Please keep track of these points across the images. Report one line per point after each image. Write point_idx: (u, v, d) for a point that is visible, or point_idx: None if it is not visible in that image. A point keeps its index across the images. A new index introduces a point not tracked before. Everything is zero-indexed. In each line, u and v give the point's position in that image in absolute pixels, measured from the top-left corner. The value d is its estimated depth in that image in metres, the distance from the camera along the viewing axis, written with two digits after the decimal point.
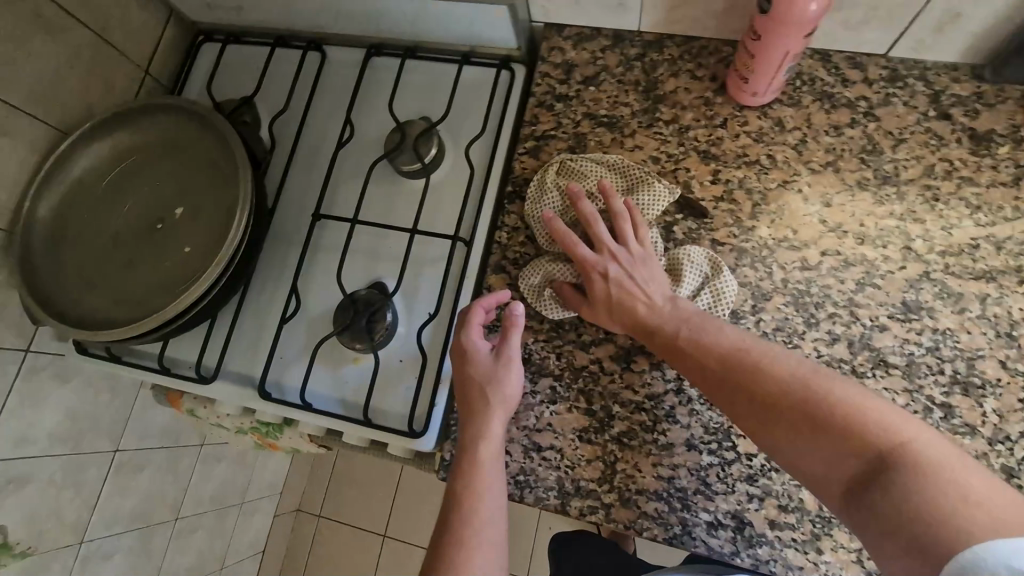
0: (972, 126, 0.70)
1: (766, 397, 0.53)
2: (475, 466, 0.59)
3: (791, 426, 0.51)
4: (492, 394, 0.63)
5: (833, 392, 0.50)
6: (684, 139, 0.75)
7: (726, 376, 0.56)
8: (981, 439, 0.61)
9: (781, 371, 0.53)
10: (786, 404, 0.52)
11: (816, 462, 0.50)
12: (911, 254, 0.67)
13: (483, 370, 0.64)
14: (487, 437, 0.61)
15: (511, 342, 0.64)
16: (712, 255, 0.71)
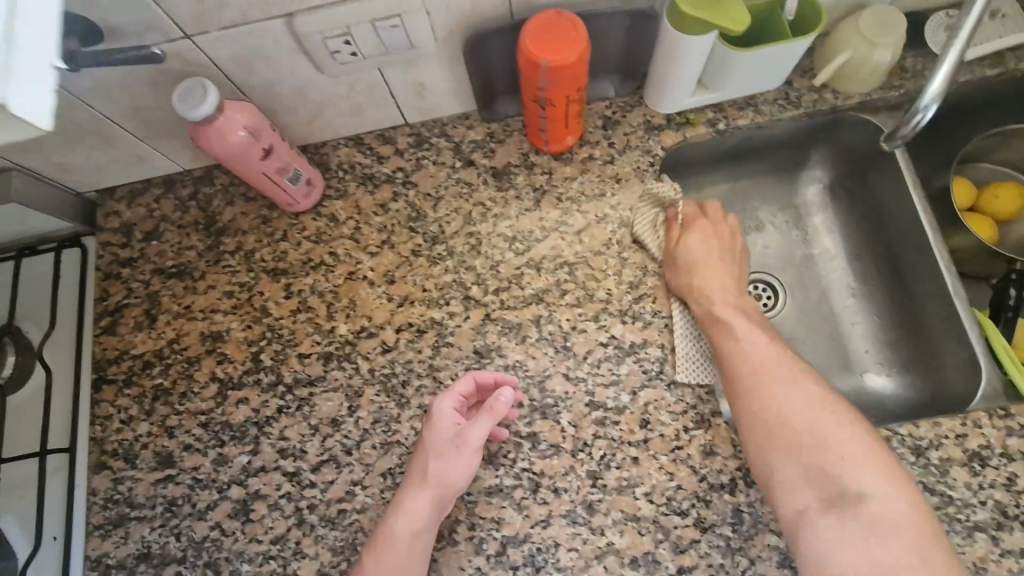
0: (492, 165, 0.76)
1: (780, 426, 0.59)
2: (413, 534, 0.60)
3: (796, 457, 0.58)
4: (433, 466, 0.62)
5: (808, 415, 0.59)
6: (251, 264, 0.75)
7: (756, 422, 0.60)
8: (564, 455, 0.65)
9: (802, 389, 0.61)
10: (793, 432, 0.58)
11: (793, 472, 0.57)
12: (470, 302, 0.71)
13: (440, 442, 0.63)
14: (405, 511, 0.61)
15: (478, 428, 0.61)
16: (301, 370, 0.71)
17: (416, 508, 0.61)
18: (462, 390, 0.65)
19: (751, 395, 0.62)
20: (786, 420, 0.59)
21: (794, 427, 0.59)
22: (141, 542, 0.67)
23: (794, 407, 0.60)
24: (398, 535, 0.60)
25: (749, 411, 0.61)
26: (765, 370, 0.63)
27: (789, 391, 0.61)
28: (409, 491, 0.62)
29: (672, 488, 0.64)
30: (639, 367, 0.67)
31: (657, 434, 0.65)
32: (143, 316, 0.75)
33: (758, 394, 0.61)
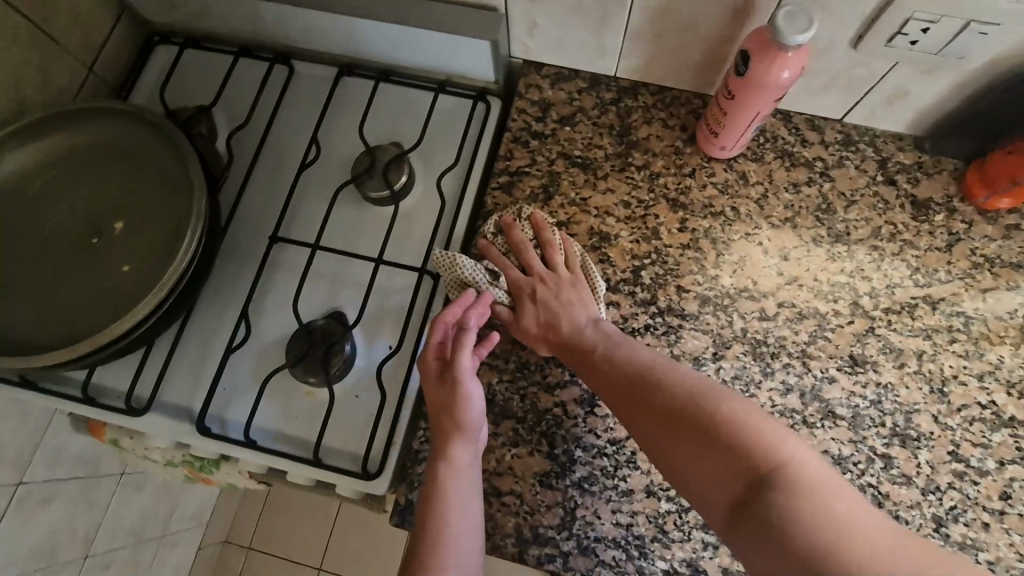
0: (915, 193, 0.76)
1: (712, 423, 0.53)
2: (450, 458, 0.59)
3: (727, 464, 0.50)
4: (446, 422, 0.61)
5: (679, 399, 0.56)
6: (653, 185, 0.77)
7: (660, 421, 0.56)
8: (915, 489, 0.65)
9: (700, 408, 0.54)
10: (716, 446, 0.52)
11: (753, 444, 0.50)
12: (858, 309, 0.71)
13: (432, 378, 0.63)
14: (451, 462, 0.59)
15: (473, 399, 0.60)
16: (677, 301, 0.72)
17: (464, 462, 0.59)
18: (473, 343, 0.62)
19: (682, 417, 0.55)
20: (767, 433, 0.51)
21: (728, 423, 0.52)
22: (486, 387, 0.69)
23: (685, 422, 0.54)
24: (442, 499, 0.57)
25: (689, 393, 0.56)
26: (687, 376, 0.58)
27: (706, 385, 0.57)
28: (470, 413, 0.60)
29: (1018, 570, 0.62)
30: (1013, 442, 0.66)
31: (1015, 513, 0.64)
32: (540, 190, 0.77)
33: (656, 389, 0.58)
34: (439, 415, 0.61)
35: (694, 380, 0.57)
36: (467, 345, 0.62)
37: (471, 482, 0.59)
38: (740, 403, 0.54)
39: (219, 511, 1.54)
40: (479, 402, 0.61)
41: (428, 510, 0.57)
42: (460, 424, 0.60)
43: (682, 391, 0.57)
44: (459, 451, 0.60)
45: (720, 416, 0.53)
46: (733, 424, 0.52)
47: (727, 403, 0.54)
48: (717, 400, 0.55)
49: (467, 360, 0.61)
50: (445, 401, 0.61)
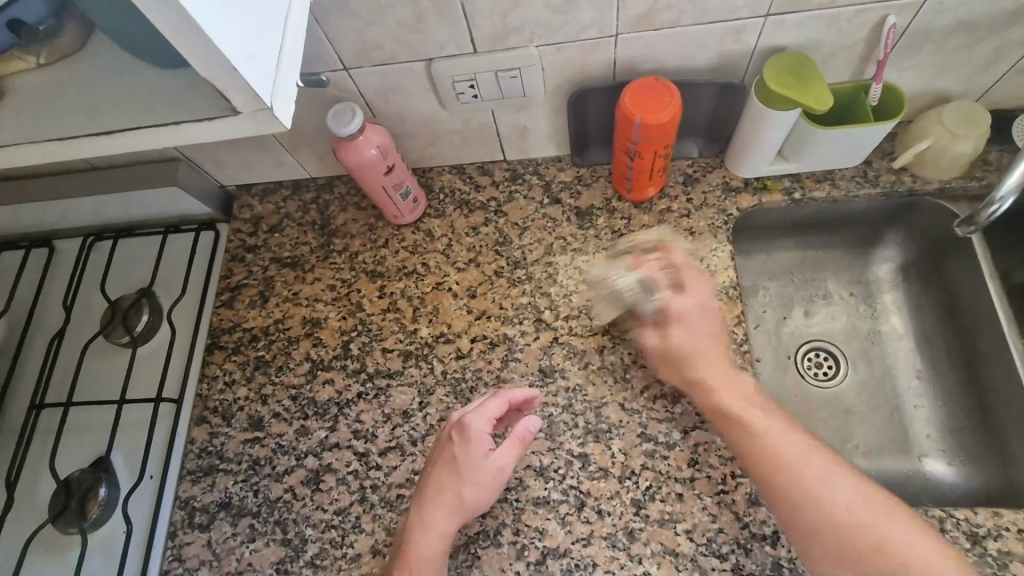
0: (577, 205, 0.84)
1: (801, 477, 0.61)
2: (450, 520, 0.66)
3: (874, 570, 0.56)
4: (465, 492, 0.66)
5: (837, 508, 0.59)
6: (354, 264, 0.85)
7: (775, 470, 0.62)
8: (612, 479, 0.69)
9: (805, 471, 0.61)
10: (800, 496, 0.60)
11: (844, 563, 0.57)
12: (541, 324, 0.78)
13: (485, 452, 0.67)
14: (434, 536, 0.65)
15: (495, 486, 0.66)
16: (383, 363, 0.79)
17: (446, 532, 0.65)
18: (496, 411, 0.69)
19: (806, 461, 0.62)
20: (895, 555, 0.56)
21: (818, 478, 0.61)
22: (224, 492, 0.75)
23: (797, 476, 0.61)
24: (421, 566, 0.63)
25: (753, 445, 0.64)
26: (772, 438, 0.63)
27: (848, 496, 0.59)
28: (494, 493, 0.67)
29: (714, 531, 0.65)
30: (694, 409, 0.71)
31: (704, 476, 0.67)
32: (257, 296, 0.86)
33: (755, 437, 0.64)
34: (459, 485, 0.66)
35: (790, 440, 0.63)
36: (523, 432, 0.67)
37: (446, 543, 0.65)
38: (818, 457, 0.63)
39: None
40: (492, 492, 0.67)
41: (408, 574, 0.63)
42: (469, 504, 0.66)
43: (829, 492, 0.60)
44: (458, 514, 0.66)
45: (832, 499, 0.59)
46: (797, 468, 0.61)
47: (807, 464, 0.62)
48: (873, 523, 0.58)
49: (509, 446, 0.67)
50: (483, 473, 0.66)
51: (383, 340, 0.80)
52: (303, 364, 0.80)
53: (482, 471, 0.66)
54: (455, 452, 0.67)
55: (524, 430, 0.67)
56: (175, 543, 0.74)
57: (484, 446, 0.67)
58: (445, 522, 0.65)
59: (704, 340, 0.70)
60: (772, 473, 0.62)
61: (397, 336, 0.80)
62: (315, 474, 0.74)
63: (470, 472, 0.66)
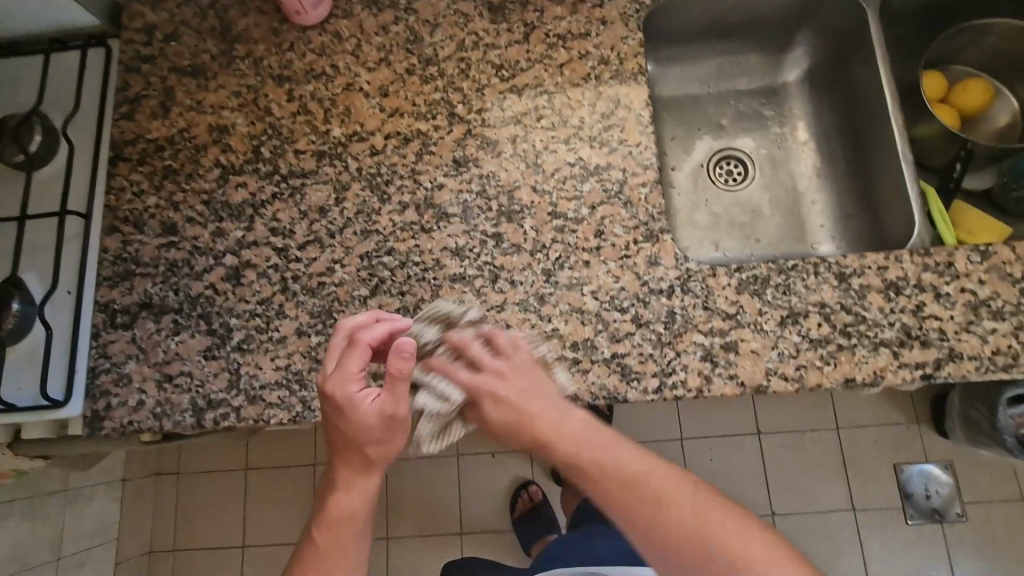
0: (489, 0, 0.81)
1: (733, 550, 0.56)
2: (359, 482, 0.65)
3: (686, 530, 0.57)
4: (368, 450, 0.62)
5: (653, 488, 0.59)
6: (259, 69, 0.82)
7: (700, 536, 0.57)
8: (524, 253, 0.72)
9: (674, 517, 0.58)
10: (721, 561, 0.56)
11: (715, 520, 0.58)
12: (455, 118, 0.77)
13: (364, 410, 0.60)
14: (349, 492, 0.65)
15: (397, 434, 0.62)
16: (296, 164, 0.78)
17: (364, 491, 0.65)
18: (360, 358, 0.61)
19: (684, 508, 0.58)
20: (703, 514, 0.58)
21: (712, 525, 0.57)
22: (144, 294, 0.76)
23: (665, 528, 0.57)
24: (349, 533, 0.65)
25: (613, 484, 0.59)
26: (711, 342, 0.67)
27: (688, 500, 0.59)
28: (400, 437, 0.62)
29: (616, 289, 0.70)
30: (601, 187, 0.74)
31: (609, 244, 0.72)
32: (159, 107, 0.82)
33: (741, 525, 0.58)
34: (358, 446, 0.62)
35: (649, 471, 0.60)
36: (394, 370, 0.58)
37: (366, 499, 0.65)
38: (760, 541, 0.57)
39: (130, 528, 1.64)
40: (399, 437, 0.62)
41: (337, 527, 0.65)
42: (373, 459, 0.63)
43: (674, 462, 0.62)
44: (366, 472, 0.65)
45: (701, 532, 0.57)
46: (659, 494, 0.59)
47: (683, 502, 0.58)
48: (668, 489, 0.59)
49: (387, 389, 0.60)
50: (382, 425, 0.61)
51: (296, 140, 0.78)
52: (214, 171, 0.79)
53: (376, 420, 0.61)
54: (336, 418, 0.62)
55: (400, 359, 0.59)
56: (100, 343, 0.75)
57: (365, 396, 0.61)
58: (361, 495, 0.65)
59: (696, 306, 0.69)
60: (624, 504, 0.59)
61: (309, 137, 0.79)
62: (236, 269, 0.75)
63: (356, 429, 0.61)
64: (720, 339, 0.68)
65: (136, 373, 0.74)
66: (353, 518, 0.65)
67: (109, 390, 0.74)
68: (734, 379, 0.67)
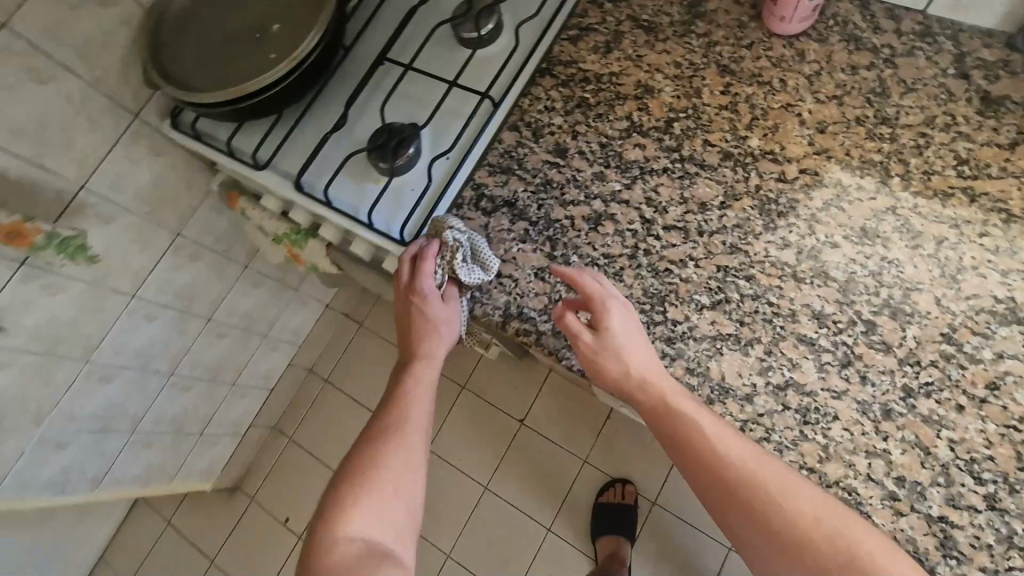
0: (986, 90, 0.73)
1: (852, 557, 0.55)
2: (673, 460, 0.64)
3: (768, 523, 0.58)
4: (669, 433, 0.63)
5: (731, 457, 0.60)
6: (709, 52, 0.83)
7: (699, 460, 0.61)
8: (891, 357, 0.65)
9: (721, 481, 0.60)
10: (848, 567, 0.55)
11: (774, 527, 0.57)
12: (884, 188, 0.71)
13: (659, 370, 0.66)
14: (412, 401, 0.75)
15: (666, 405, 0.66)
16: (700, 152, 0.78)
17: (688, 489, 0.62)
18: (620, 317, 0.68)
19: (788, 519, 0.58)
20: (758, 474, 0.59)
21: (828, 537, 0.56)
22: (513, 194, 0.82)
23: (766, 521, 0.58)
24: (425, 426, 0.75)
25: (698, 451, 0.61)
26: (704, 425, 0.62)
27: (735, 439, 0.61)
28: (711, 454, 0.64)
29: (981, 454, 0.61)
30: (1020, 339, 0.63)
31: (998, 404, 0.62)
32: (601, 45, 0.87)
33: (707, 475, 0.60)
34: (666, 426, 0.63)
35: (669, 390, 0.64)
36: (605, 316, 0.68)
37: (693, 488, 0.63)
38: (797, 501, 0.58)
39: (309, 343, 1.88)
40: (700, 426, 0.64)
41: (386, 443, 0.73)
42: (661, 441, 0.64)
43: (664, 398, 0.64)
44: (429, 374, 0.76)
45: (803, 521, 0.57)
46: (696, 435, 0.61)
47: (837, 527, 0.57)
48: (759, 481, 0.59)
49: (626, 311, 0.68)
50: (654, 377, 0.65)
51: (712, 130, 0.78)
52: (622, 123, 0.82)
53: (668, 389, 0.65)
54: (587, 348, 0.67)
55: (615, 292, 0.68)
56: (457, 214, 0.83)
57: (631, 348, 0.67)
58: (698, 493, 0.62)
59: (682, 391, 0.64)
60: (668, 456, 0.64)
61: (728, 135, 0.78)
62: (599, 216, 0.78)
63: (677, 406, 0.63)
64: None
65: None
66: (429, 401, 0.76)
67: None
68: None
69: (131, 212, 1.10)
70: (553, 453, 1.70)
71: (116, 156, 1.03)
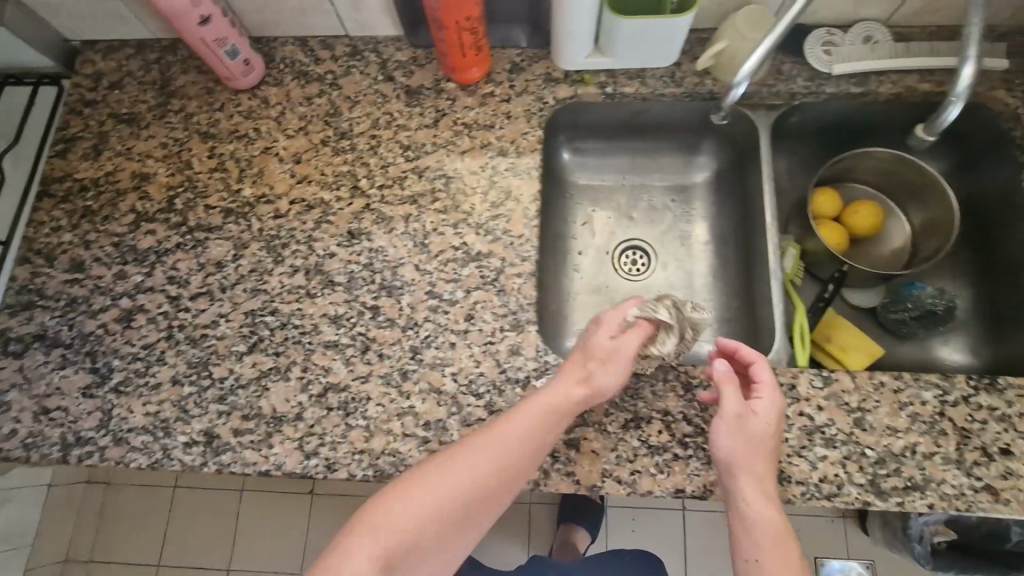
0: (408, 84, 0.88)
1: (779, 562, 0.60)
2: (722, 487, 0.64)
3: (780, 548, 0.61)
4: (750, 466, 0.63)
5: (767, 491, 0.63)
6: (188, 124, 0.88)
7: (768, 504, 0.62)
8: (396, 328, 0.76)
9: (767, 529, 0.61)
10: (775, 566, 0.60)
11: (780, 547, 0.61)
12: (357, 191, 0.82)
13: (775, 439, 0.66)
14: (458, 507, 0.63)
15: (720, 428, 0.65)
16: (204, 218, 0.83)
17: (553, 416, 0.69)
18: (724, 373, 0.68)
19: (747, 549, 0.62)
20: (754, 504, 0.62)
21: (766, 535, 0.61)
22: (41, 325, 0.80)
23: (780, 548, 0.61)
24: (535, 446, 0.66)
25: (769, 513, 0.62)
26: (762, 416, 0.65)
27: (769, 477, 0.64)
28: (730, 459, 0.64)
29: (475, 373, 0.73)
30: (479, 273, 0.77)
31: (477, 329, 0.75)
32: (91, 149, 0.89)
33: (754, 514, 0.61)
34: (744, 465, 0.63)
35: (766, 441, 0.65)
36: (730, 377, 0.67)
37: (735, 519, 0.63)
38: (780, 524, 0.62)
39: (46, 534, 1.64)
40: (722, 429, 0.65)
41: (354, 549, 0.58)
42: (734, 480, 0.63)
43: (768, 456, 0.64)
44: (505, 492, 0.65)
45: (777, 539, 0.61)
46: (761, 464, 0.64)
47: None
48: (760, 516, 0.62)
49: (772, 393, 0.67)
50: (761, 456, 0.64)
51: (209, 195, 0.84)
52: (128, 218, 0.84)
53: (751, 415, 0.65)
54: (734, 414, 0.64)
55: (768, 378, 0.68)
56: None
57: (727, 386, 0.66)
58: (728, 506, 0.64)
59: (766, 435, 0.65)
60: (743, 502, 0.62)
61: (222, 193, 0.84)
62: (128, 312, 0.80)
63: (768, 420, 0.65)
64: (565, 434, 0.71)
65: (15, 403, 0.77)
66: (555, 413, 0.66)
67: None
68: (572, 476, 0.70)
69: None
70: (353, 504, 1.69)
71: None
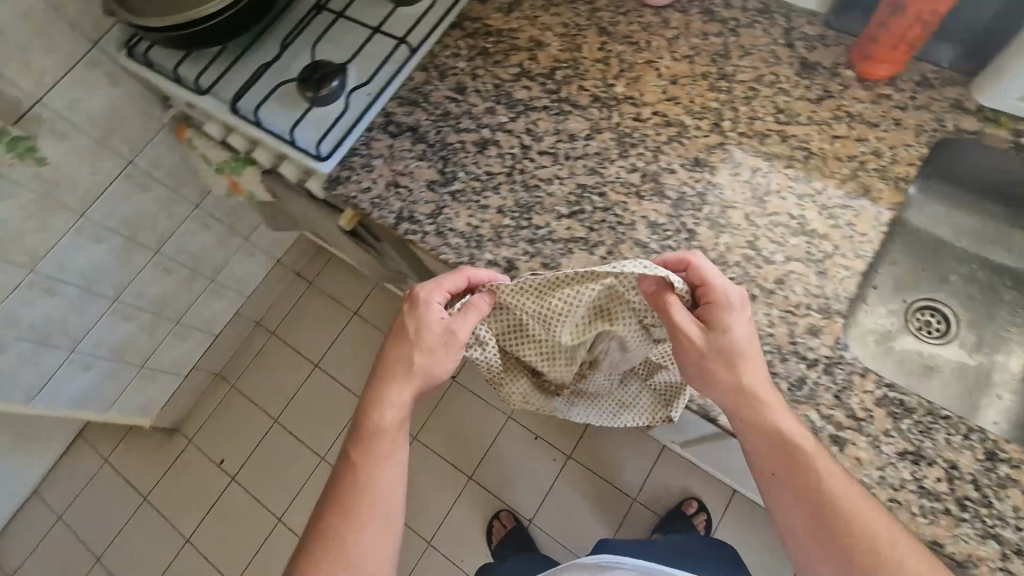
0: (806, 56, 0.88)
1: (836, 506, 0.61)
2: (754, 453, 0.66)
3: (816, 495, 0.62)
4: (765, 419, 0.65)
5: (798, 440, 0.64)
6: (592, 16, 0.98)
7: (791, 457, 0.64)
8: (705, 258, 0.79)
9: (809, 484, 0.62)
10: (837, 512, 0.61)
11: (822, 499, 0.62)
12: (717, 128, 0.86)
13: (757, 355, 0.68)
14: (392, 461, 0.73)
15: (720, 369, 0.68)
16: (575, 95, 0.92)
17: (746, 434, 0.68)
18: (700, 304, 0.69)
19: (797, 505, 0.63)
20: (797, 452, 0.64)
21: (816, 484, 0.62)
22: (417, 122, 0.95)
23: (825, 498, 0.62)
24: (398, 418, 0.74)
25: (787, 455, 0.64)
26: (757, 361, 0.67)
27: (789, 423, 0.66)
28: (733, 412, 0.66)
29: (764, 332, 0.74)
30: (806, 247, 0.77)
31: (782, 295, 0.75)
32: (505, 6, 1.02)
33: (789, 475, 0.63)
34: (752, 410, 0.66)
35: (762, 391, 0.66)
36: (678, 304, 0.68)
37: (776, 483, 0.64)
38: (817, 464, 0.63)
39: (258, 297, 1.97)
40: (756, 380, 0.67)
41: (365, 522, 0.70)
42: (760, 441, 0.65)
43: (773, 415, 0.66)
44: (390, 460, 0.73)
45: (839, 497, 0.61)
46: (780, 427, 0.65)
47: (884, 540, 0.59)
48: (794, 455, 0.63)
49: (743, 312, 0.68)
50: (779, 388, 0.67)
51: (587, 78, 0.93)
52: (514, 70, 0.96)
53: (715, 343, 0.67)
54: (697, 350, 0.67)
55: (740, 296, 0.69)
56: (368, 136, 0.96)
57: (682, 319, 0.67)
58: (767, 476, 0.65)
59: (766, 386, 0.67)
60: (779, 466, 0.64)
61: (598, 81, 0.92)
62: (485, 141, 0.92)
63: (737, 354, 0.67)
64: (833, 428, 0.69)
65: (378, 170, 0.93)
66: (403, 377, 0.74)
67: (355, 169, 0.94)
68: None
69: (84, 135, 1.21)
70: (482, 409, 1.78)
71: (71, 80, 1.14)
